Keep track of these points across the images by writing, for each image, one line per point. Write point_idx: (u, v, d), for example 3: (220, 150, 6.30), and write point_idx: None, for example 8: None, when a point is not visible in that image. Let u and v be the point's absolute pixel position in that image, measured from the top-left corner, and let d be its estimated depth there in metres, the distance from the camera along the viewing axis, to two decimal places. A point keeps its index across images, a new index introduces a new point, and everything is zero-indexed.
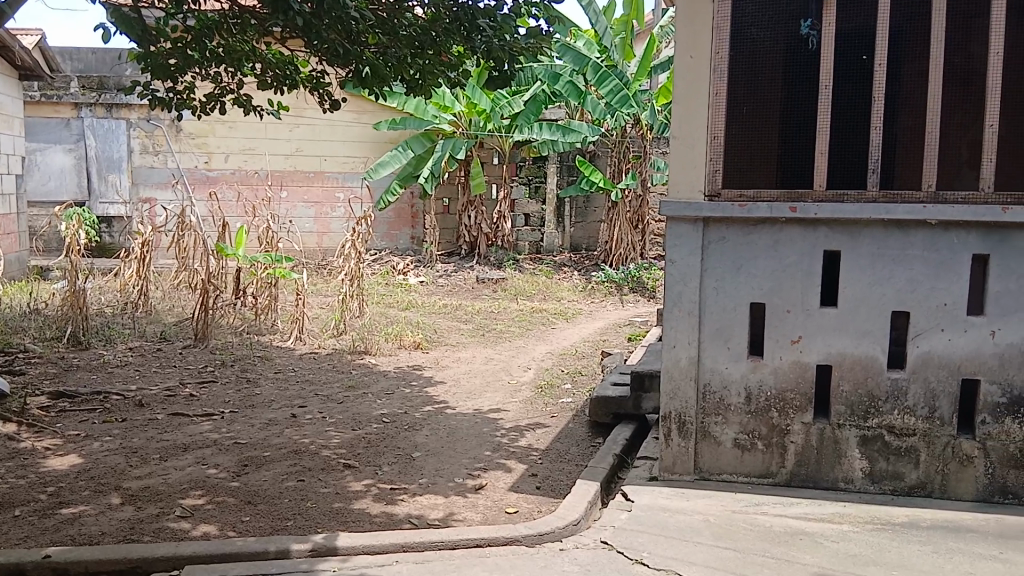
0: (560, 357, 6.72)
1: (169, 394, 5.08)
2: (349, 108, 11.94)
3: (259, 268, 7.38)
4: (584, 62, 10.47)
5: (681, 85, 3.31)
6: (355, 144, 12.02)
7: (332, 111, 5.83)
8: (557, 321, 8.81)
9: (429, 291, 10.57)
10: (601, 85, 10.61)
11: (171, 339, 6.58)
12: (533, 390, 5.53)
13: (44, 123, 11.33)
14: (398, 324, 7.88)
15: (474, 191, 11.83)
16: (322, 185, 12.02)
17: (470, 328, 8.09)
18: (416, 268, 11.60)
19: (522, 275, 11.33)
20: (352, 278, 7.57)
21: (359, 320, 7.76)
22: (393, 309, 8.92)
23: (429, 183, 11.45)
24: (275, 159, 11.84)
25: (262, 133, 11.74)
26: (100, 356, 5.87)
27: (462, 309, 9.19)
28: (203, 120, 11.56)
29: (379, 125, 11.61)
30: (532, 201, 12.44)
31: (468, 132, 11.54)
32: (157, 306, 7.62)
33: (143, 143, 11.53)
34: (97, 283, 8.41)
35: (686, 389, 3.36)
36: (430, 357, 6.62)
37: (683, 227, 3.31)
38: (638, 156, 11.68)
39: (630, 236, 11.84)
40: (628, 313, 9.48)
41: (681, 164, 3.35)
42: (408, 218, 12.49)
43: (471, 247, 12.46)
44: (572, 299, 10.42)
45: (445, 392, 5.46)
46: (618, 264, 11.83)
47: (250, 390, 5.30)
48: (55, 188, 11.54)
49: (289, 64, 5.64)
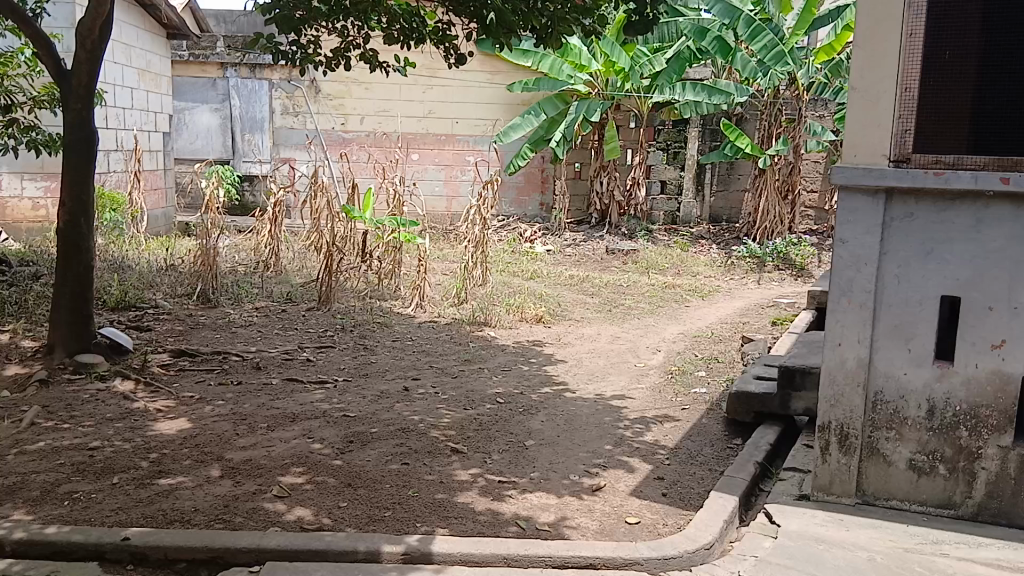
0: (693, 340, 6.17)
1: (286, 358, 4.99)
2: (482, 69, 11.66)
3: (384, 231, 7.25)
4: (734, 15, 9.74)
5: (864, 25, 2.69)
6: (487, 106, 11.76)
7: (458, 67, 5.50)
8: (691, 299, 8.21)
9: (555, 260, 10.20)
10: (754, 41, 9.87)
11: (296, 300, 6.55)
12: (662, 377, 5.05)
13: (192, 83, 11.64)
14: (522, 294, 7.58)
15: (608, 156, 11.25)
16: (453, 148, 11.87)
17: (596, 302, 7.65)
18: (543, 236, 11.26)
19: (655, 248, 10.72)
20: (477, 244, 7.33)
21: (482, 288, 7.51)
22: (518, 278, 8.64)
23: (561, 147, 11.00)
24: (408, 121, 11.76)
25: (395, 95, 11.67)
26: (225, 315, 5.90)
27: (590, 281, 8.76)
28: (341, 82, 11.62)
29: (513, 86, 11.30)
30: (669, 167, 11.74)
31: (605, 92, 11.04)
32: (287, 265, 7.67)
33: (284, 104, 11.76)
34: (234, 241, 8.62)
35: (853, 397, 2.81)
36: (552, 332, 6.26)
37: (861, 200, 2.73)
38: (792, 119, 10.89)
39: (777, 208, 10.93)
40: (771, 293, 8.72)
41: (861, 122, 2.74)
42: (539, 184, 12.13)
43: (602, 215, 11.93)
44: (707, 274, 9.74)
45: (566, 373, 5.08)
46: (761, 238, 10.99)
47: (365, 358, 5.13)
48: (202, 146, 11.84)
49: (415, 16, 5.36)
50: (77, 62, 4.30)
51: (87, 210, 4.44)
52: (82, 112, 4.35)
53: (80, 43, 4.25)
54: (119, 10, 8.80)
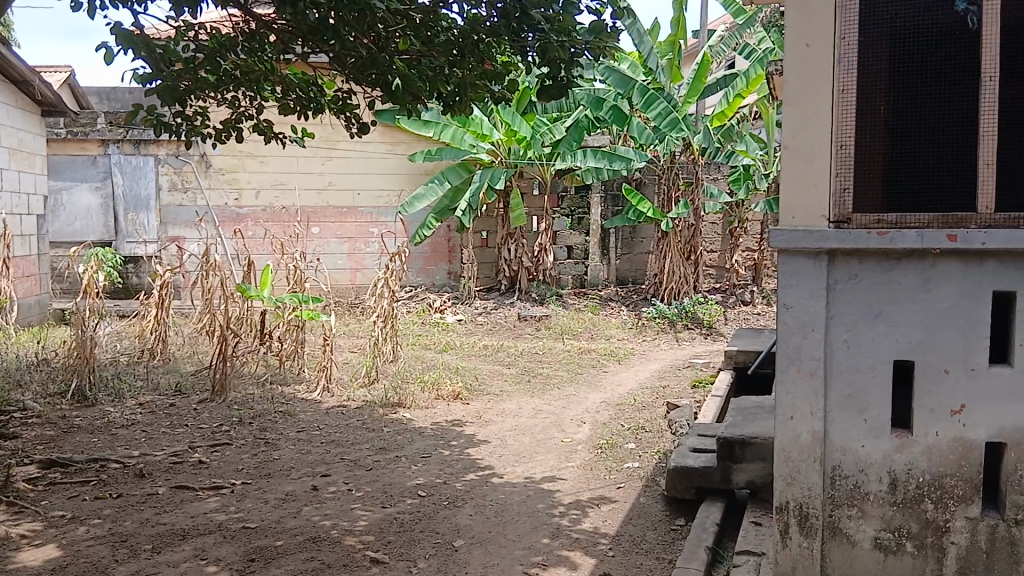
0: (617, 409, 5.94)
1: (175, 461, 4.43)
2: (383, 140, 11.45)
3: (285, 310, 6.77)
4: (629, 84, 9.96)
5: (793, 83, 2.63)
6: (389, 177, 11.52)
7: (360, 135, 5.24)
8: (609, 364, 8.05)
9: (467, 331, 9.90)
10: (649, 109, 10.10)
11: (188, 392, 5.95)
12: (592, 452, 4.77)
13: (70, 161, 10.91)
14: (436, 369, 7.20)
15: (513, 223, 11.14)
16: (355, 220, 11.51)
17: (513, 373, 7.36)
18: (453, 306, 10.96)
19: (566, 312, 10.60)
20: (386, 319, 6.96)
21: (393, 365, 7.10)
22: (430, 352, 8.28)
23: (467, 216, 10.86)
24: (307, 194, 11.35)
25: (293, 167, 11.28)
26: (105, 415, 5.25)
27: (505, 351, 8.48)
28: (234, 155, 11.14)
29: (414, 156, 11.15)
30: (575, 231, 11.89)
31: (507, 160, 10.97)
32: (177, 352, 7.05)
33: (172, 180, 11.13)
34: (116, 328, 7.90)
35: (809, 473, 2.63)
36: (471, 410, 5.90)
37: (803, 263, 2.59)
38: (689, 182, 11.01)
39: (682, 268, 11.06)
40: (686, 353, 8.68)
41: (798, 181, 2.65)
42: (445, 253, 11.87)
43: (511, 282, 11.73)
44: (621, 338, 9.66)
45: (489, 455, 4.72)
46: (669, 298, 11.02)
47: (267, 455, 4.62)
48: (82, 228, 11.06)
49: (312, 84, 5.08)
50: None
51: None
52: None
53: None
54: None
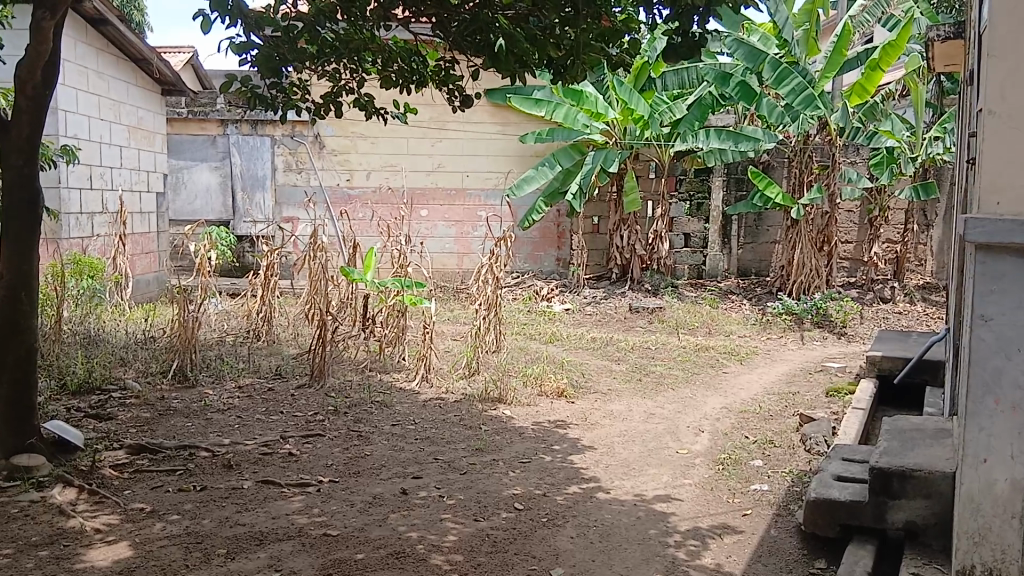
0: (740, 417, 5.36)
1: (264, 452, 4.22)
2: (494, 121, 11.12)
3: (388, 294, 6.55)
4: (759, 58, 9.21)
5: (1003, 39, 2.34)
6: (499, 159, 11.20)
7: (462, 110, 4.88)
8: (729, 364, 7.41)
9: (575, 320, 9.46)
10: (781, 84, 9.31)
11: (287, 376, 5.82)
12: (712, 468, 4.25)
13: (191, 141, 11.18)
14: (541, 362, 6.81)
15: (627, 209, 10.56)
16: (463, 203, 11.26)
17: (623, 370, 6.86)
18: (561, 294, 10.53)
19: (681, 305, 9.97)
20: (489, 307, 6.65)
21: (495, 356, 6.78)
22: (535, 343, 7.90)
23: (577, 200, 10.35)
24: (416, 176, 11.20)
25: (403, 148, 11.13)
26: (202, 398, 5.16)
27: (615, 344, 7.98)
28: (346, 136, 11.11)
29: (525, 137, 10.79)
30: (693, 218, 11.22)
31: (623, 141, 10.44)
32: (279, 334, 6.99)
33: (287, 160, 11.21)
34: (225, 307, 7.96)
35: (1004, 532, 2.34)
36: (577, 409, 5.47)
37: (1010, 273, 2.27)
38: (825, 166, 10.12)
39: (812, 261, 10.19)
40: (815, 355, 7.91)
41: (1006, 156, 2.36)
42: (555, 239, 11.43)
43: (623, 271, 11.16)
44: (741, 334, 8.96)
45: (595, 464, 4.27)
46: (796, 292, 10.21)
47: (358, 449, 4.34)
48: (201, 207, 11.37)
49: (414, 54, 4.79)
50: (18, 110, 3.66)
51: (29, 284, 3.75)
52: (20, 170, 3.68)
53: (20, 88, 3.63)
54: (107, 67, 8.34)
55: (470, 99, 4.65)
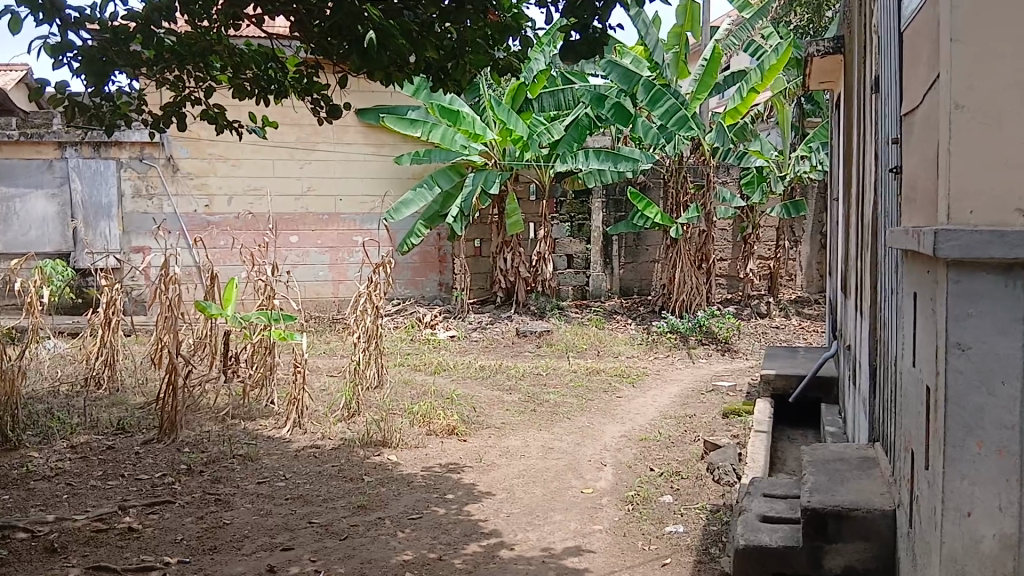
0: (642, 446, 5.07)
1: (99, 528, 3.46)
2: (367, 141, 10.56)
3: (254, 330, 5.85)
4: (634, 79, 9.20)
5: (970, 13, 1.90)
6: (374, 181, 10.63)
7: (330, 122, 4.40)
8: (622, 387, 7.16)
9: (461, 348, 9.02)
10: (656, 105, 9.27)
11: (132, 431, 5.03)
12: (621, 509, 3.90)
13: (23, 165, 9.95)
14: (427, 397, 6.28)
15: (509, 231, 10.27)
16: (337, 228, 10.60)
17: (515, 400, 6.44)
18: (444, 320, 10.06)
19: (568, 327, 9.74)
20: (369, 339, 6.09)
21: (374, 392, 6.21)
22: (419, 374, 7.38)
23: (458, 223, 10.04)
24: (284, 200, 10.45)
25: (269, 171, 10.37)
26: (25, 463, 4.31)
27: (504, 372, 7.58)
28: (204, 158, 10.22)
29: (401, 157, 10.33)
30: (575, 239, 11.05)
31: (502, 162, 10.08)
32: (126, 381, 6.14)
33: (135, 185, 10.19)
34: (60, 350, 6.97)
35: None
36: (469, 449, 4.99)
37: (988, 290, 1.91)
38: (700, 185, 10.24)
39: (694, 278, 10.23)
40: (705, 375, 7.82)
41: (981, 155, 1.91)
42: (436, 263, 10.93)
43: (507, 294, 10.79)
44: (631, 354, 8.83)
45: (494, 514, 3.81)
46: (679, 311, 10.19)
47: (217, 517, 3.70)
48: (36, 237, 10.15)
49: (271, 58, 4.27)
50: None
51: None
52: None
53: None
54: None
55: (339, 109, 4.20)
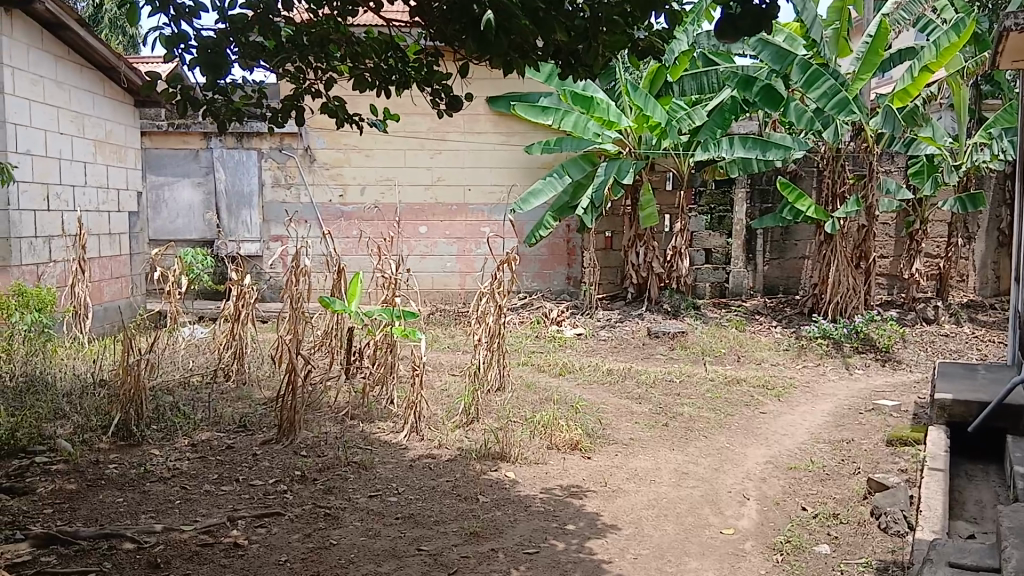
0: (791, 480, 4.48)
1: (205, 542, 3.36)
2: (497, 130, 10.31)
3: (377, 327, 5.69)
4: (787, 59, 8.48)
5: None
6: (502, 171, 10.38)
7: (450, 116, 4.07)
8: (764, 401, 6.51)
9: (588, 347, 8.61)
10: (812, 87, 8.47)
11: (252, 429, 4.99)
12: (769, 560, 3.38)
13: (172, 155, 10.33)
14: (550, 403, 5.93)
15: (643, 224, 9.68)
16: (465, 219, 10.43)
17: (645, 412, 5.96)
18: (571, 317, 9.67)
19: (704, 328, 9.11)
20: (492, 337, 6.05)
21: (495, 397, 5.93)
22: (543, 376, 7.05)
23: (588, 215, 9.58)
24: (414, 190, 10.37)
25: (400, 161, 10.32)
26: (146, 461, 4.32)
27: (634, 377, 7.10)
28: (339, 149, 10.31)
29: (531, 146, 9.98)
30: (715, 233, 10.37)
31: (637, 150, 9.63)
32: (253, 374, 6.18)
33: (275, 175, 10.42)
34: (196, 340, 7.14)
35: None
36: (594, 468, 4.58)
37: None
38: (860, 176, 9.31)
39: (849, 279, 9.29)
40: (861, 391, 7.02)
41: None
42: (564, 256, 10.55)
43: (638, 290, 10.23)
44: (775, 362, 8.14)
45: (619, 555, 3.38)
46: (830, 314, 9.32)
47: (323, 534, 3.50)
48: (184, 225, 10.54)
49: (390, 47, 3.96)
50: None
51: None
52: None
53: None
54: (68, 76, 7.56)
55: (459, 101, 3.88)
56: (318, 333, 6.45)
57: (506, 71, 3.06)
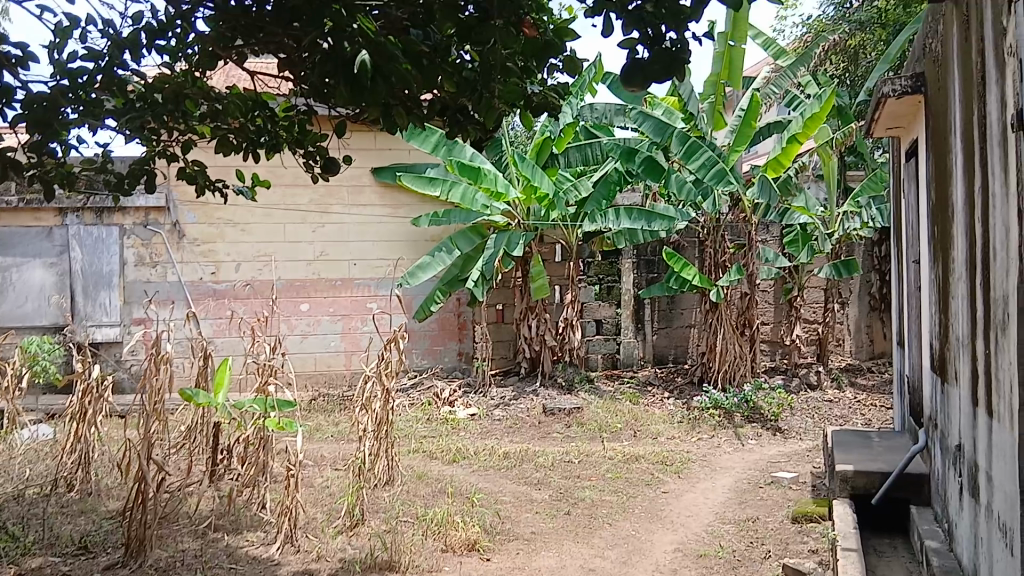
0: (705, 570, 4.20)
1: None
2: (382, 203, 9.97)
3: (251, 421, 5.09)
4: (666, 132, 8.73)
5: None
6: (389, 244, 10.01)
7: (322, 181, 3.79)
8: (665, 478, 6.28)
9: (483, 429, 8.19)
10: (691, 157, 8.68)
11: (95, 551, 4.27)
12: None
13: (22, 233, 9.38)
14: (443, 496, 5.45)
15: (535, 296, 9.50)
16: (349, 295, 9.93)
17: (545, 499, 5.58)
18: (464, 396, 9.25)
19: (599, 402, 8.91)
20: (380, 425, 5.57)
21: (382, 494, 5.41)
22: (435, 465, 6.56)
23: (479, 288, 9.30)
24: (294, 266, 9.81)
25: (278, 236, 9.77)
26: None
27: (531, 459, 6.72)
28: (212, 223, 9.66)
29: (418, 219, 9.69)
30: (603, 303, 10.27)
31: (527, 222, 9.50)
32: (102, 482, 5.39)
33: (139, 253, 9.62)
34: (36, 443, 6.24)
35: None
36: (495, 573, 4.13)
37: None
38: (741, 244, 9.52)
39: (737, 347, 9.39)
40: (758, 463, 6.93)
41: None
42: (455, 331, 10.17)
43: (532, 364, 9.97)
44: (671, 435, 7.99)
45: None
46: (721, 382, 9.33)
47: None
48: (32, 310, 9.48)
49: (257, 106, 3.59)
50: None
51: None
52: None
53: None
54: None
55: (334, 163, 3.55)
56: (179, 429, 5.75)
57: (386, 123, 2.73)
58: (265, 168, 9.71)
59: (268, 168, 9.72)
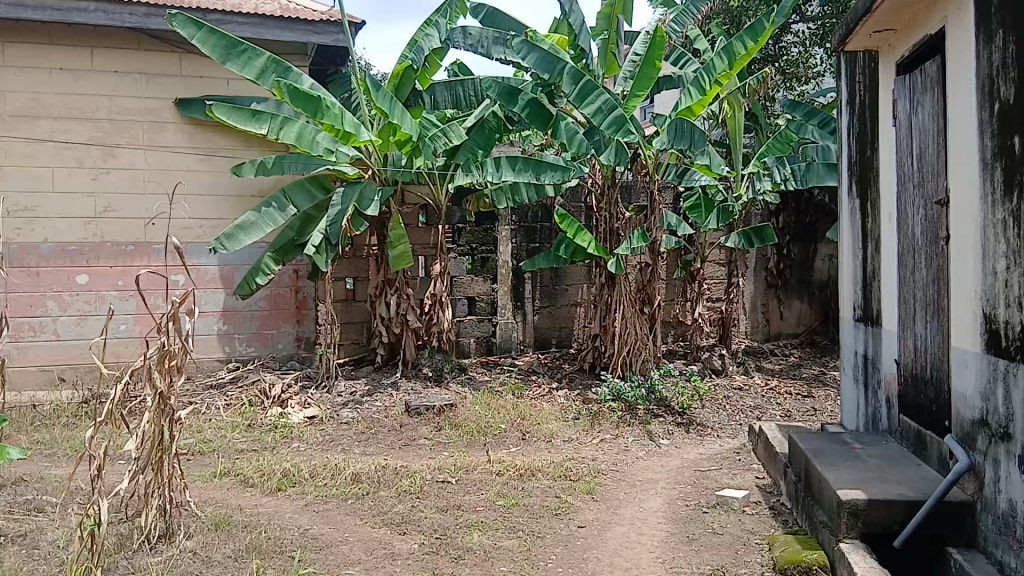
0: None
1: None
2: (192, 144, 7.65)
3: None
4: (556, 67, 7.04)
5: None
6: (204, 199, 7.71)
7: None
8: (577, 504, 4.60)
9: (325, 437, 6.20)
10: (585, 102, 6.98)
11: None
12: None
13: None
14: (252, 558, 3.52)
15: (393, 266, 7.47)
16: (147, 264, 7.52)
17: (413, 552, 3.72)
18: (302, 392, 7.17)
19: (475, 396, 7.14)
20: (154, 440, 3.63)
21: (149, 567, 3.35)
22: (250, 499, 4.53)
23: (322, 254, 7.21)
24: (69, 225, 7.30)
25: (45, 183, 7.22)
26: None
27: (389, 483, 4.83)
28: None
29: (240, 167, 7.37)
30: (478, 277, 8.57)
31: (384, 173, 7.51)
32: None
33: None
34: None
35: None
36: None
37: None
38: (643, 208, 8.06)
39: (638, 326, 7.83)
40: (684, 477, 5.40)
41: None
42: (292, 311, 8.03)
43: (389, 351, 8.02)
44: (570, 437, 6.35)
45: None
46: (621, 371, 7.78)
47: None
48: None
49: None
50: None
51: None
52: None
53: None
54: None
55: None
56: None
57: None
58: (28, 94, 7.18)
59: (31, 93, 7.19)
